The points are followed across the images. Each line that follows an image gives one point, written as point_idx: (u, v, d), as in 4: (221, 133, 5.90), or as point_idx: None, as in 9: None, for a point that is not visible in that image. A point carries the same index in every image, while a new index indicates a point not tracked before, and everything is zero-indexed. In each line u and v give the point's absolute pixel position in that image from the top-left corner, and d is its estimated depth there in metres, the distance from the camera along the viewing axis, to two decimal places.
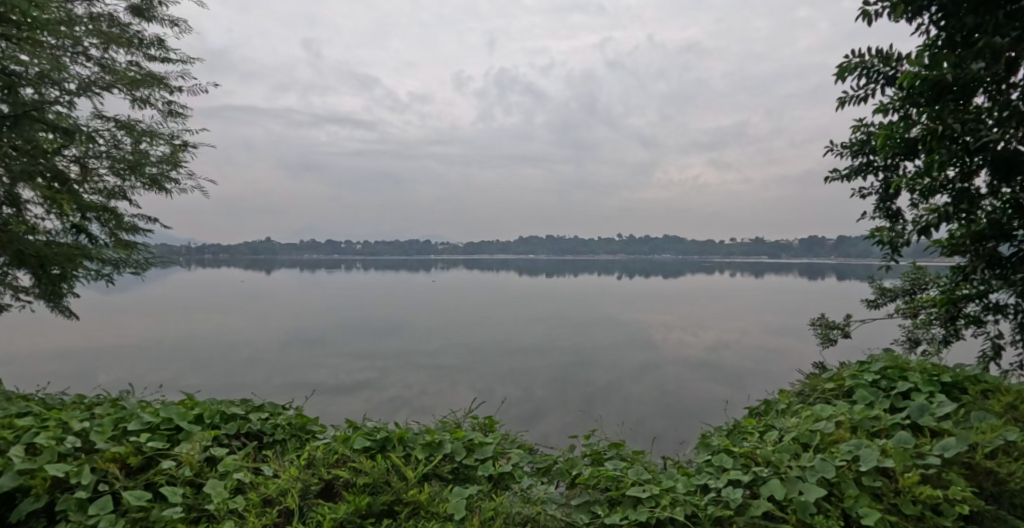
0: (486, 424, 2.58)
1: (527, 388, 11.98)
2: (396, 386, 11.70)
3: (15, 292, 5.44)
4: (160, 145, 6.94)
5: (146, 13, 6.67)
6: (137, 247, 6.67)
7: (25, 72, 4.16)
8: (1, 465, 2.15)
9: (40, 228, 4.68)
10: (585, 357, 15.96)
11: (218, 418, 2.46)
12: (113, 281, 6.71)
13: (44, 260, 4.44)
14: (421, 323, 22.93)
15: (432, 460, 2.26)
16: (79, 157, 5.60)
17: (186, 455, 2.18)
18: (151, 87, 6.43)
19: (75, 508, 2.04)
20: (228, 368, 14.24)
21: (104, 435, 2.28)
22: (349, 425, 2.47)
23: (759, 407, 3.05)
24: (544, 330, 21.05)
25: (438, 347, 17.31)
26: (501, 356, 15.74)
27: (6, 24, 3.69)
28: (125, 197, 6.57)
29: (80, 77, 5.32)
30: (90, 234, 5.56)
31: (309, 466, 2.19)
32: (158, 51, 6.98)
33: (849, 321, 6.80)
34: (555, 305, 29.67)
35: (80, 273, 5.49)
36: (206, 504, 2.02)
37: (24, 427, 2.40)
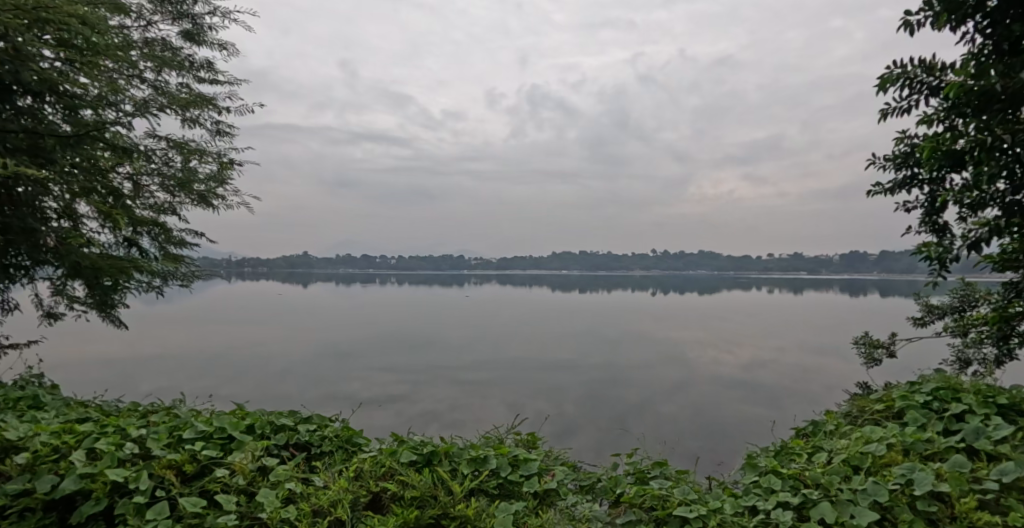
0: (529, 440, 2.57)
1: (559, 405, 11.86)
2: (427, 400, 11.73)
3: (70, 301, 5.69)
4: (209, 163, 7.21)
5: (197, 37, 6.96)
6: (185, 260, 6.96)
7: (84, 94, 4.36)
8: (64, 468, 2.27)
9: (95, 240, 4.90)
10: (618, 375, 15.71)
11: (269, 429, 2.54)
12: (163, 294, 7.03)
13: (93, 271, 4.66)
14: (454, 337, 23.07)
15: (478, 475, 2.26)
16: (133, 175, 5.81)
17: (240, 464, 2.24)
18: (201, 107, 6.69)
19: (133, 512, 2.12)
20: (266, 377, 14.60)
21: (160, 442, 2.38)
22: (394, 438, 2.50)
23: (807, 428, 2.98)
24: (578, 346, 20.84)
25: (470, 362, 17.34)
26: (534, 373, 15.66)
27: (70, 50, 3.93)
28: (175, 213, 6.86)
29: (138, 99, 5.63)
30: (142, 247, 5.81)
31: (357, 479, 2.23)
32: (207, 73, 7.27)
33: (894, 339, 6.57)
34: (589, 322, 29.40)
35: (130, 284, 5.74)
36: (258, 512, 2.05)
37: (85, 432, 2.51)
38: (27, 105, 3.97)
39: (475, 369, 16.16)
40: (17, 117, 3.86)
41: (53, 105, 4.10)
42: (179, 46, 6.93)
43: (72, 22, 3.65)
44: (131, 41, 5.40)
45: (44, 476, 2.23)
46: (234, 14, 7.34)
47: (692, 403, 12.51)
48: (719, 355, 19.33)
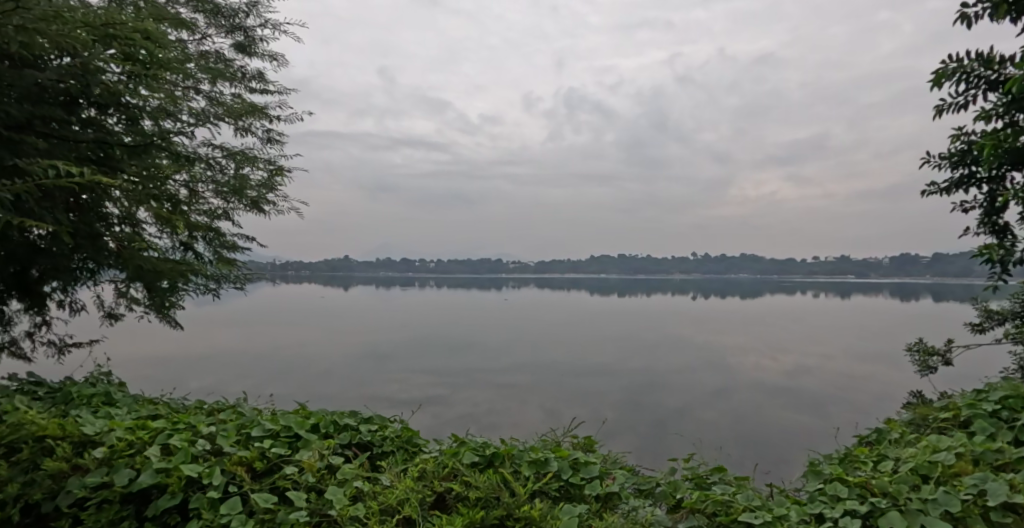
0: (586, 444, 2.59)
1: (599, 410, 11.77)
2: (467, 402, 11.81)
3: (130, 303, 5.95)
4: (260, 170, 7.45)
5: (249, 49, 7.21)
6: (237, 264, 7.21)
7: (146, 106, 4.48)
8: (140, 463, 2.37)
9: (156, 245, 5.12)
10: (659, 380, 15.51)
11: (332, 428, 2.63)
12: (217, 296, 7.31)
13: (152, 273, 4.89)
14: (492, 340, 23.17)
15: (540, 477, 2.29)
16: (190, 181, 6.03)
17: (308, 462, 2.31)
18: (253, 116, 6.91)
19: (207, 506, 2.21)
20: (312, 378, 14.94)
21: (230, 439, 2.47)
22: (455, 439, 2.55)
23: (870, 436, 2.92)
24: (617, 351, 20.68)
25: (509, 365, 17.39)
26: (573, 377, 15.61)
27: (136, 64, 4.09)
28: (228, 218, 7.12)
29: (197, 110, 5.86)
30: (197, 251, 6.05)
31: (420, 479, 2.28)
32: (259, 83, 7.51)
33: (951, 346, 6.33)
34: (628, 326, 29.11)
35: (188, 286, 5.98)
36: (328, 509, 2.12)
37: (158, 428, 2.63)
38: (93, 116, 4.14)
39: (514, 372, 16.19)
40: (85, 128, 4.04)
41: (116, 116, 4.25)
42: (232, 58, 7.18)
43: (138, 37, 3.80)
44: (188, 54, 5.60)
45: (123, 470, 2.34)
46: (284, 25, 7.58)
47: (737, 410, 12.25)
48: (763, 361, 18.89)
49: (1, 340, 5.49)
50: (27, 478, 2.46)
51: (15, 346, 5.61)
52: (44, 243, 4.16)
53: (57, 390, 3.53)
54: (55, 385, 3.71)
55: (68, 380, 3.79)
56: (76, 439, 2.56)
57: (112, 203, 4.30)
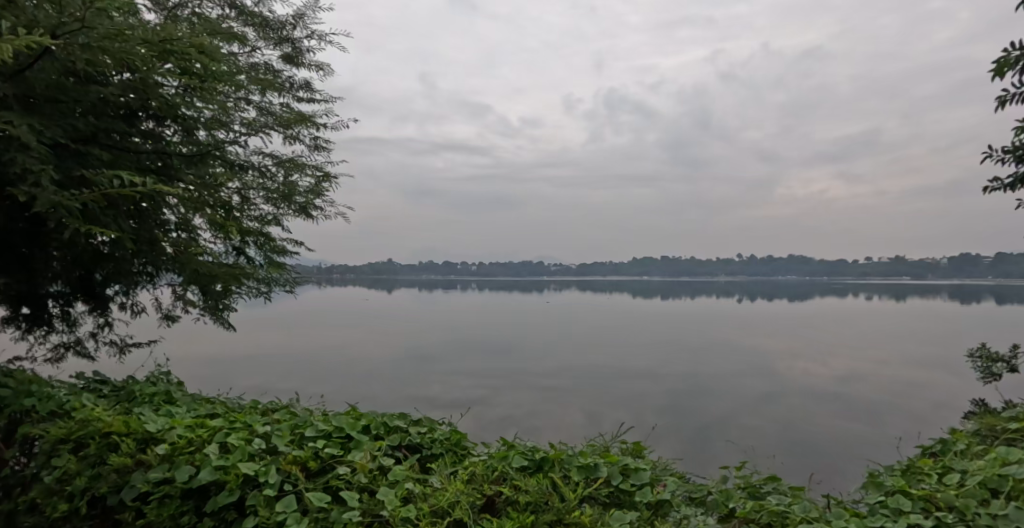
0: (636, 449, 2.56)
1: (642, 415, 11.61)
2: (509, 405, 11.83)
3: (186, 305, 6.19)
4: (307, 177, 7.64)
5: (296, 60, 7.41)
6: (286, 267, 7.42)
7: (200, 118, 4.65)
8: (200, 460, 2.44)
9: (211, 249, 5.31)
10: (704, 385, 15.20)
11: (382, 430, 2.68)
12: (268, 299, 7.54)
13: (205, 276, 5.10)
14: (534, 343, 23.16)
15: (590, 483, 2.27)
16: (242, 188, 6.24)
17: (360, 462, 2.36)
18: (300, 125, 7.10)
19: (264, 503, 2.25)
20: (357, 378, 15.23)
21: (285, 439, 2.54)
22: (503, 443, 2.57)
23: (935, 447, 2.79)
24: (660, 355, 20.39)
25: (550, 368, 17.35)
26: (615, 380, 15.46)
27: (191, 77, 4.23)
28: (278, 224, 7.34)
29: (248, 119, 6.06)
30: (248, 255, 6.25)
31: (470, 482, 2.29)
32: (305, 93, 7.71)
33: (1017, 353, 5.99)
34: (671, 329, 28.68)
35: (240, 289, 6.19)
36: (380, 509, 2.16)
37: (216, 427, 2.72)
38: (151, 127, 4.31)
39: (555, 375, 16.14)
40: (145, 140, 4.22)
41: (173, 127, 4.42)
42: (280, 69, 7.39)
43: (193, 52, 3.93)
44: (239, 66, 5.78)
45: (183, 467, 2.41)
46: (328, 36, 7.76)
47: (786, 417, 11.88)
48: (813, 366, 18.30)
49: (68, 340, 5.79)
50: (95, 471, 2.59)
51: (80, 345, 5.91)
52: (108, 249, 4.36)
53: (121, 388, 3.70)
54: (118, 383, 3.89)
55: (131, 379, 3.97)
56: (140, 435, 2.66)
57: (170, 210, 4.47)
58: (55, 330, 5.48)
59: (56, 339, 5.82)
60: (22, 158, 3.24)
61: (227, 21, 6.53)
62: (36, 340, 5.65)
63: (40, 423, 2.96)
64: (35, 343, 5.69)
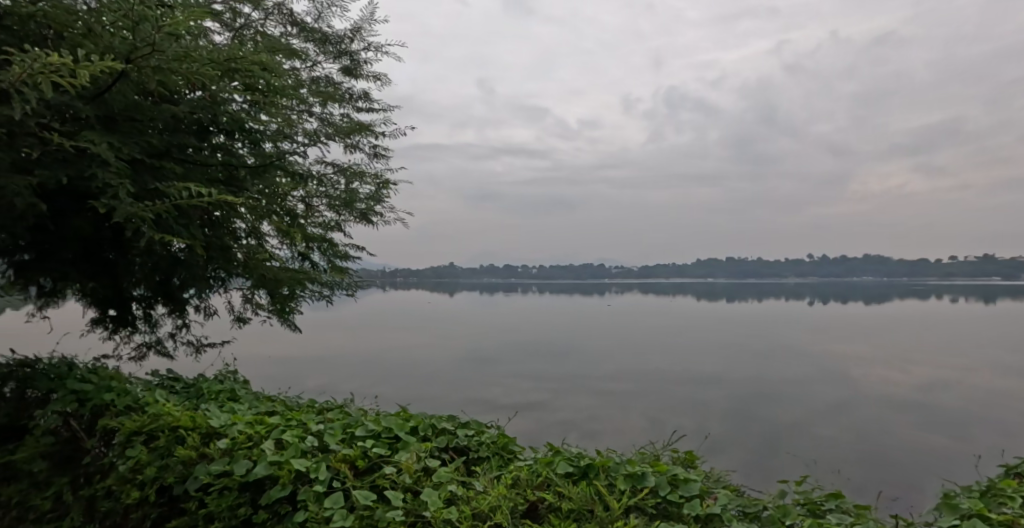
0: (687, 459, 2.47)
1: (706, 421, 11.30)
2: (568, 408, 11.78)
3: (255, 307, 6.47)
4: (368, 184, 7.85)
5: (354, 72, 7.64)
6: (349, 272, 7.65)
7: (265, 130, 4.87)
8: (257, 455, 2.54)
9: (277, 255, 5.53)
10: (771, 391, 14.63)
11: (430, 431, 2.71)
12: (331, 302, 7.78)
13: (272, 280, 5.33)
14: (594, 346, 22.93)
15: (636, 492, 2.22)
16: (306, 196, 6.48)
17: (406, 463, 2.38)
18: (360, 133, 7.31)
19: (313, 499, 2.31)
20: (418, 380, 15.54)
21: (336, 437, 2.60)
22: (550, 448, 2.54)
23: (1021, 467, 2.57)
24: (724, 359, 19.77)
25: (610, 372, 17.13)
26: (677, 385, 15.09)
27: (255, 92, 4.43)
28: (340, 230, 7.57)
29: (309, 130, 6.29)
30: (312, 260, 6.48)
31: (514, 487, 2.29)
32: (364, 102, 7.94)
33: None
34: (736, 333, 27.74)
35: (304, 292, 6.41)
36: (423, 510, 2.17)
37: (273, 424, 2.82)
38: (221, 142, 4.55)
39: (615, 379, 15.93)
40: (215, 153, 4.45)
41: (240, 140, 4.64)
42: (340, 81, 7.63)
43: (256, 69, 4.12)
44: (301, 81, 6.02)
45: (241, 460, 2.51)
46: (385, 47, 7.96)
47: (859, 427, 11.28)
48: (890, 373, 17.27)
49: (150, 340, 6.17)
50: (164, 462, 2.74)
51: (160, 345, 6.29)
52: (183, 255, 4.61)
53: (191, 385, 3.90)
54: (190, 380, 4.10)
55: (202, 377, 4.18)
56: (204, 430, 2.79)
57: (238, 218, 4.69)
58: (137, 330, 5.86)
59: (140, 339, 6.23)
60: (102, 173, 3.47)
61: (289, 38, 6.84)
62: (121, 340, 6.07)
63: (119, 416, 3.16)
64: (120, 342, 6.10)
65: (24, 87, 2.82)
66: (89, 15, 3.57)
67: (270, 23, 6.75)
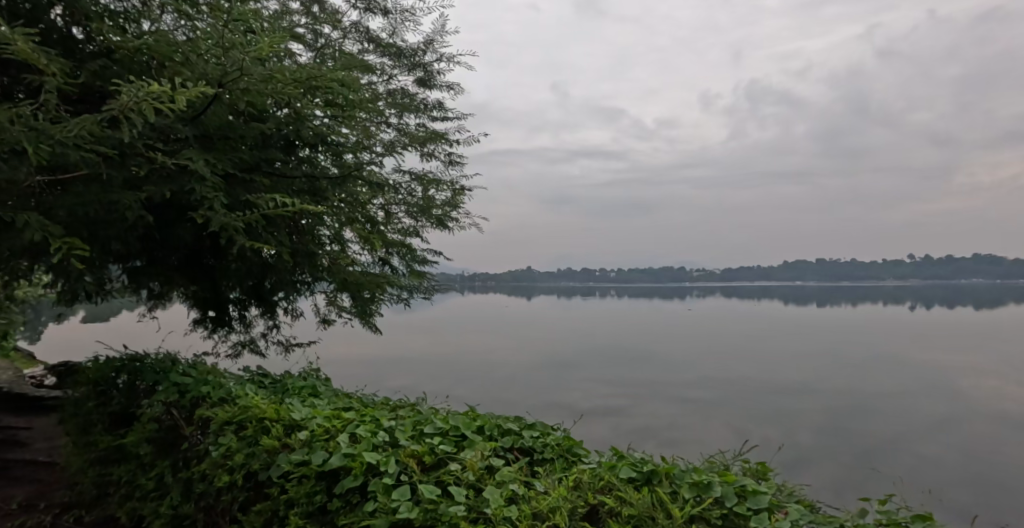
0: (759, 470, 2.39)
1: (790, 433, 10.79)
2: (645, 415, 11.60)
3: (338, 310, 6.80)
4: (445, 191, 8.05)
5: (429, 82, 7.88)
6: (426, 276, 7.87)
7: (345, 142, 5.11)
8: (333, 447, 2.67)
9: (358, 259, 5.80)
10: (866, 404, 13.73)
11: (496, 431, 2.76)
12: (410, 305, 8.04)
13: (354, 284, 5.59)
14: (673, 353, 22.35)
15: (700, 502, 2.16)
16: (385, 204, 6.75)
17: (470, 461, 2.44)
18: (435, 142, 7.53)
19: (382, 490, 2.41)
20: (495, 383, 15.76)
21: (406, 434, 2.70)
22: (614, 453, 2.53)
23: None
24: (814, 368, 18.73)
25: (689, 379, 16.67)
26: (762, 395, 14.46)
27: (334, 106, 4.67)
28: (418, 235, 7.81)
29: (387, 140, 6.56)
30: (392, 265, 6.72)
31: (576, 489, 2.30)
32: (439, 112, 8.17)
33: None
34: (829, 340, 26.18)
35: (384, 296, 6.67)
36: (484, 507, 2.22)
37: (349, 419, 2.96)
38: (306, 154, 4.82)
39: (695, 387, 15.50)
40: (300, 165, 4.73)
41: (322, 152, 4.90)
42: (415, 92, 7.90)
43: (335, 86, 4.35)
44: (378, 94, 6.29)
45: (318, 452, 2.65)
46: (458, 57, 8.15)
47: (965, 445, 10.39)
48: (1005, 387, 15.76)
49: (244, 339, 6.66)
50: (251, 450, 2.95)
51: (254, 344, 6.77)
52: (272, 260, 4.92)
53: (279, 380, 4.16)
54: (277, 376, 4.38)
55: (288, 373, 4.45)
56: (287, 422, 2.97)
57: (323, 225, 4.95)
58: (234, 330, 6.33)
59: (236, 338, 6.72)
60: (199, 187, 3.77)
61: (365, 54, 7.27)
62: (220, 339, 6.58)
63: (213, 407, 3.42)
64: (219, 341, 6.62)
65: (130, 114, 3.12)
66: (185, 46, 3.94)
67: (349, 41, 7.20)
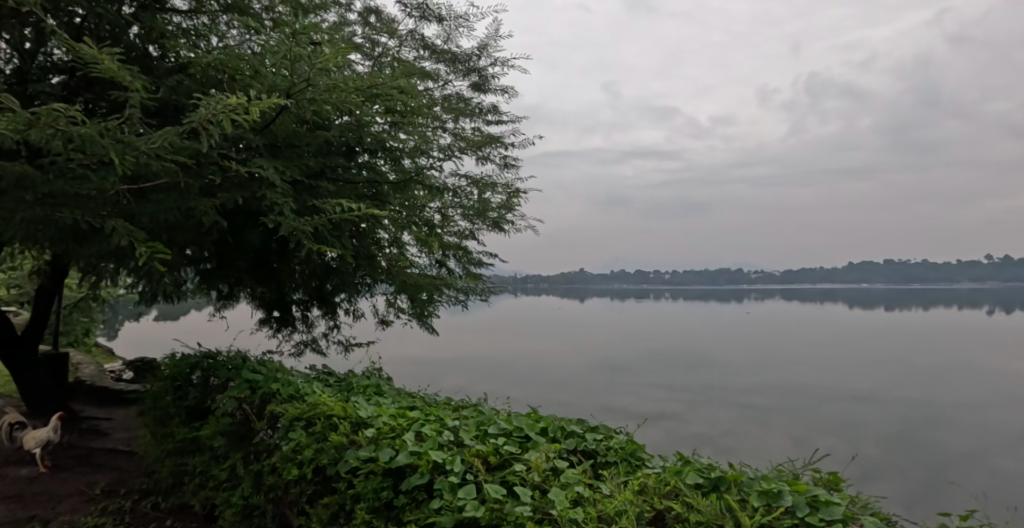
0: (832, 481, 2.31)
1: (856, 444, 10.33)
2: (700, 421, 11.36)
3: (396, 311, 6.95)
4: (500, 193, 8.12)
5: (484, 87, 7.97)
6: (482, 278, 7.96)
7: (403, 147, 5.22)
8: (399, 444, 2.74)
9: (416, 262, 5.92)
10: (941, 414, 13.00)
11: (559, 433, 2.77)
12: (467, 307, 8.15)
13: (412, 286, 5.72)
14: (731, 357, 21.76)
15: (771, 511, 2.10)
16: (442, 207, 6.86)
17: (535, 462, 2.46)
18: (490, 145, 7.60)
19: (448, 489, 2.46)
20: (548, 384, 15.77)
21: (471, 434, 2.74)
22: (680, 458, 2.50)
23: None
24: (883, 376, 17.87)
25: (748, 385, 16.21)
26: (826, 403, 13.91)
27: (394, 113, 4.79)
28: (474, 238, 7.90)
29: (444, 145, 6.68)
30: (449, 267, 6.82)
31: (641, 493, 2.29)
32: (494, 115, 8.24)
33: None
34: (900, 346, 24.88)
35: (441, 297, 6.78)
36: (550, 508, 2.23)
37: (414, 418, 3.03)
38: (367, 160, 4.97)
39: (754, 393, 15.06)
40: (361, 170, 4.87)
41: (382, 158, 5.04)
42: (470, 97, 8.00)
43: (394, 93, 4.47)
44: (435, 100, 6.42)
45: (385, 449, 2.72)
46: (512, 61, 8.21)
47: None
48: None
49: (307, 339, 6.91)
50: (319, 446, 3.06)
51: (316, 343, 7.02)
52: (335, 263, 5.08)
53: (343, 379, 4.30)
54: (341, 375, 4.52)
55: (352, 372, 4.58)
56: (353, 419, 3.06)
57: (383, 229, 5.09)
58: (297, 329, 6.57)
59: (299, 337, 6.98)
60: (270, 194, 3.95)
61: (422, 61, 7.42)
62: (284, 338, 6.84)
63: (283, 403, 3.56)
64: (283, 340, 6.89)
65: (210, 126, 3.31)
66: (254, 60, 4.14)
67: (406, 48, 7.36)
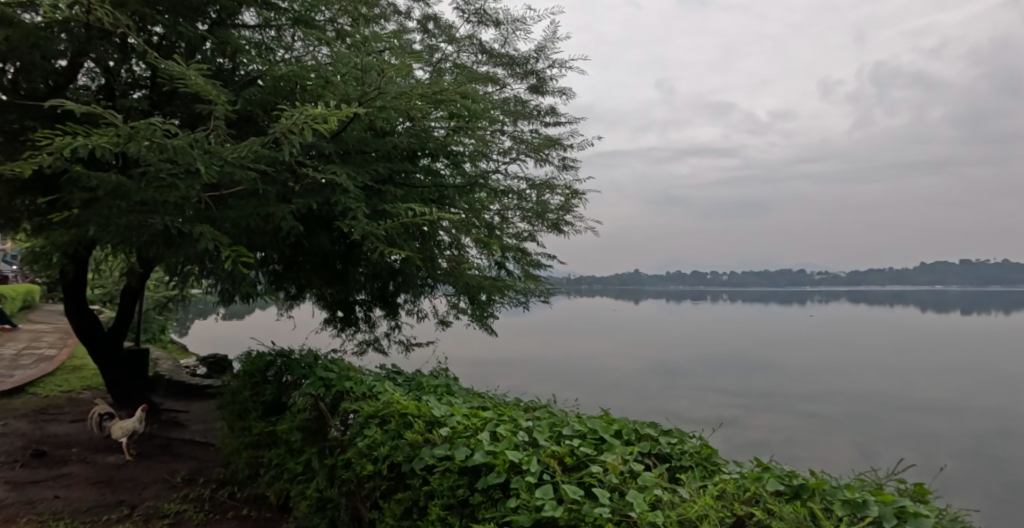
0: (918, 492, 2.24)
1: (933, 455, 9.82)
2: (763, 427, 11.05)
3: (456, 311, 7.07)
4: (558, 195, 8.14)
5: (541, 89, 8.00)
6: (541, 279, 8.01)
7: (465, 152, 5.32)
8: (475, 443, 2.82)
9: (477, 264, 6.02)
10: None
11: (633, 436, 2.79)
12: (526, 308, 8.22)
13: (474, 287, 5.82)
14: (794, 362, 21.03)
15: (857, 520, 2.05)
16: (502, 209, 6.94)
17: (611, 463, 2.49)
18: (548, 147, 7.64)
19: (526, 488, 2.51)
20: (603, 387, 15.68)
21: (545, 435, 2.79)
22: (758, 464, 2.47)
23: None
24: (961, 383, 16.90)
25: (813, 391, 15.65)
26: (899, 412, 13.27)
27: (457, 118, 4.89)
28: (533, 239, 7.96)
29: (504, 148, 6.76)
30: (509, 268, 6.89)
31: (720, 499, 2.27)
32: (552, 117, 8.27)
33: None
34: (981, 352, 23.44)
35: (501, 298, 6.85)
36: (628, 510, 2.25)
37: (487, 418, 3.10)
38: (430, 165, 5.10)
39: (820, 399, 14.52)
40: (426, 175, 5.00)
41: (445, 163, 5.16)
42: (528, 100, 8.05)
43: (458, 99, 4.57)
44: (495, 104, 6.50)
45: (461, 448, 2.80)
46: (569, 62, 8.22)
47: None
48: None
49: (369, 338, 7.14)
50: (395, 443, 3.17)
51: (377, 343, 7.25)
52: (400, 265, 5.23)
53: (411, 378, 4.43)
54: (410, 374, 4.65)
55: (420, 371, 4.71)
56: (428, 418, 3.16)
57: (446, 232, 5.20)
58: (360, 329, 6.79)
59: (363, 337, 7.22)
60: (343, 199, 4.11)
61: (481, 65, 7.52)
62: (349, 337, 7.08)
63: (357, 400, 3.70)
64: (348, 339, 7.14)
65: (291, 135, 3.48)
66: (324, 72, 4.31)
67: (465, 53, 7.49)
